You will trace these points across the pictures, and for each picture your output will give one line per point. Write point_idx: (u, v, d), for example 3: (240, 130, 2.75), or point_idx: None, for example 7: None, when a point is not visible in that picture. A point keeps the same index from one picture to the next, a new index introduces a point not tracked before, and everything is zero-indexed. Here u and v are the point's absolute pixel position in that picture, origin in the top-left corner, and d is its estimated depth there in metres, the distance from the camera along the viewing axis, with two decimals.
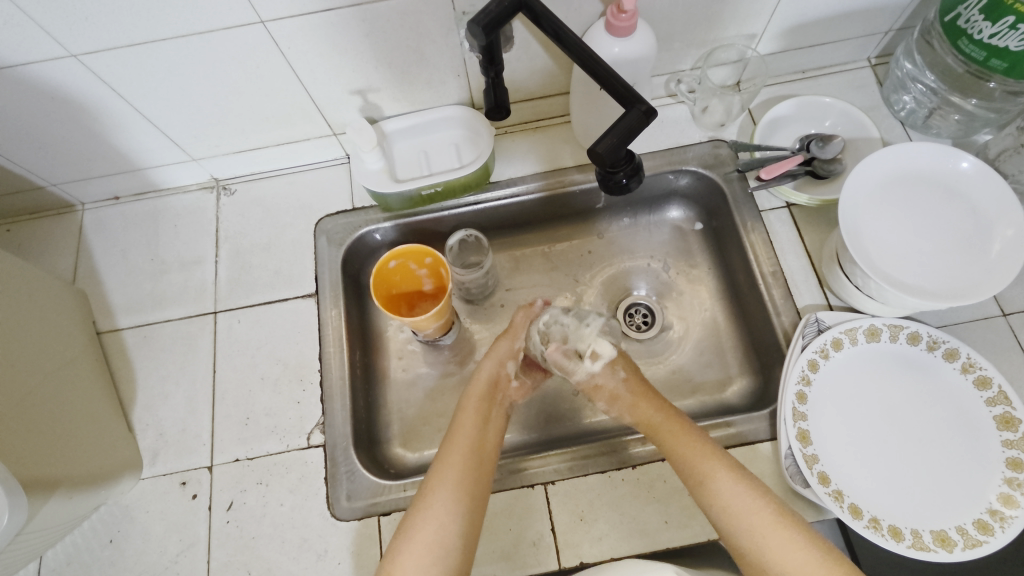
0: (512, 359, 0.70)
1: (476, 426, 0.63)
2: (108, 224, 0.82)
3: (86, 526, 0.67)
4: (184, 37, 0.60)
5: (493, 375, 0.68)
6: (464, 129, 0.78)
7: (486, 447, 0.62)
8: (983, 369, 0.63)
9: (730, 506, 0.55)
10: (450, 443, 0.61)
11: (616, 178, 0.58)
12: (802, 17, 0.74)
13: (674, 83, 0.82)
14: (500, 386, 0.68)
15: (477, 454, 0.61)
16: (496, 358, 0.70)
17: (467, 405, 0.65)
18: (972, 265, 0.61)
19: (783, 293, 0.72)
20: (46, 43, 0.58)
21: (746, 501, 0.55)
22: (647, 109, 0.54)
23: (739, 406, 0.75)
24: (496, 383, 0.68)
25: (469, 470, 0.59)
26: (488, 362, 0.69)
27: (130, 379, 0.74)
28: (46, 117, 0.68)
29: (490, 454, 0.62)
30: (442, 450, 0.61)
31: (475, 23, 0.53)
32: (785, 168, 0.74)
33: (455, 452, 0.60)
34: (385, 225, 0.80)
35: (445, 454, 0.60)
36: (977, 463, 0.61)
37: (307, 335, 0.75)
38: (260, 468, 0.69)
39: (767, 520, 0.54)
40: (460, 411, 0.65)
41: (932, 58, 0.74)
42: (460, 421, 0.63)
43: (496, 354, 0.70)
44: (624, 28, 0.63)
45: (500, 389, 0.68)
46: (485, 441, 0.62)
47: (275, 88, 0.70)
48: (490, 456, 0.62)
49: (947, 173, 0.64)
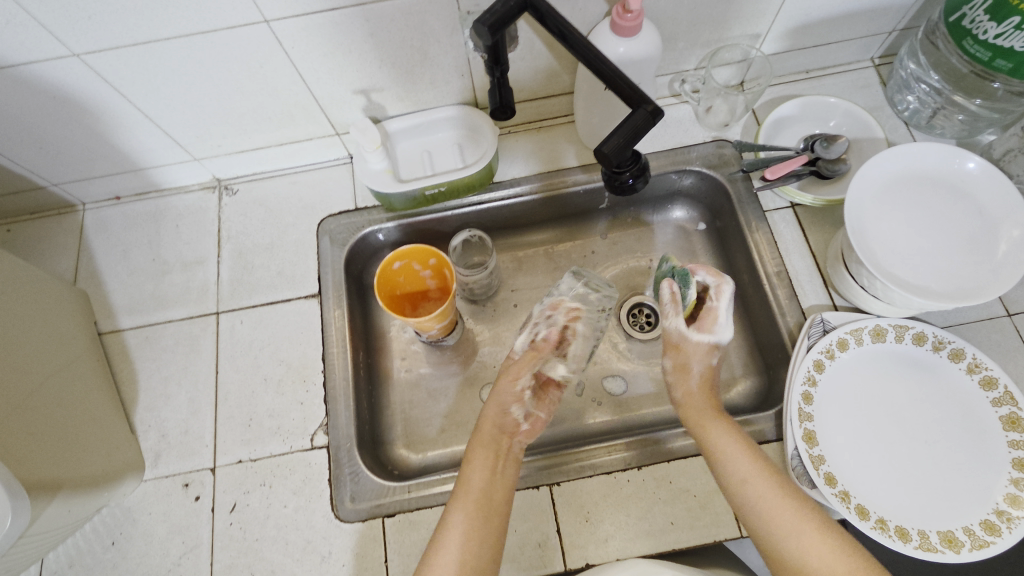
0: (518, 403, 0.65)
1: (485, 477, 0.59)
2: (109, 225, 0.82)
3: (88, 529, 0.67)
4: (186, 37, 0.60)
5: (497, 424, 0.64)
6: (468, 129, 0.78)
7: (496, 497, 0.59)
8: (989, 370, 0.63)
9: (772, 519, 0.53)
10: (459, 494, 0.58)
11: (622, 179, 0.58)
12: (806, 18, 0.74)
13: (678, 82, 0.82)
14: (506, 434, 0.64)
15: (485, 505, 0.58)
16: (501, 403, 0.65)
17: (476, 452, 0.62)
18: (978, 265, 0.61)
19: (788, 293, 0.72)
20: (48, 42, 0.58)
21: (789, 515, 0.53)
22: (653, 109, 0.53)
23: (743, 407, 0.75)
24: (501, 432, 0.64)
25: (480, 519, 0.56)
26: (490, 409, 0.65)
27: (132, 380, 0.74)
28: (47, 117, 0.67)
29: (501, 507, 0.58)
30: (453, 499, 0.58)
31: (481, 22, 0.52)
32: (789, 167, 0.74)
33: (466, 500, 0.57)
34: (388, 225, 0.80)
35: (458, 500, 0.58)
36: (984, 463, 0.61)
37: (310, 335, 0.75)
38: (262, 470, 0.68)
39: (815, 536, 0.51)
40: (466, 461, 0.61)
41: (936, 59, 0.74)
42: (468, 469, 0.60)
43: (500, 401, 0.65)
44: (630, 27, 0.63)
45: (506, 437, 0.64)
46: (494, 491, 0.59)
47: (278, 87, 0.70)
48: (501, 506, 0.59)
49: (953, 174, 0.64)
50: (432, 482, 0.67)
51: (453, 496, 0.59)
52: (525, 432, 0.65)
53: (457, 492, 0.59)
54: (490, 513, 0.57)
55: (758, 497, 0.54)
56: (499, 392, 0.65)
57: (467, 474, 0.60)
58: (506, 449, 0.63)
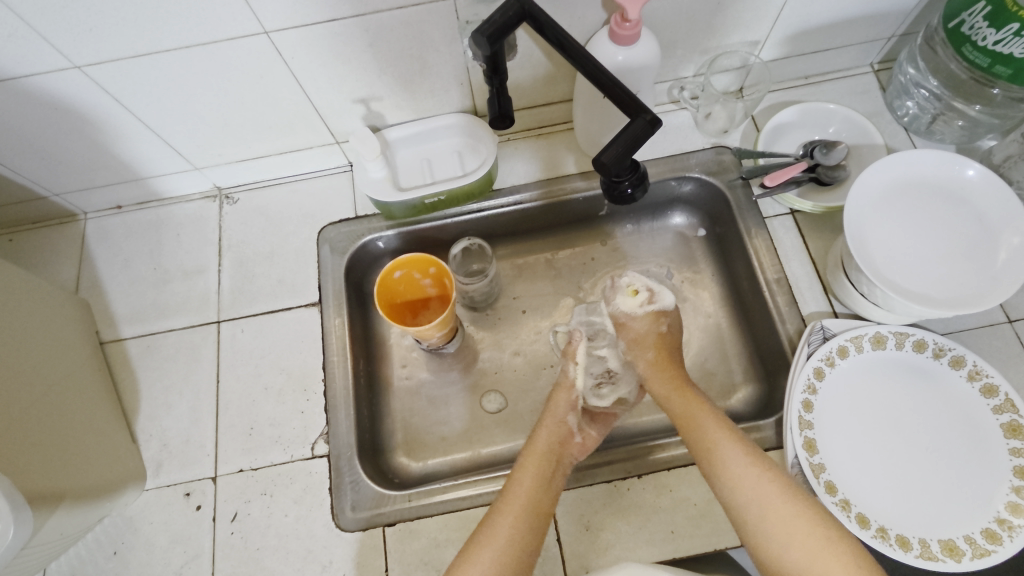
0: (574, 412, 0.68)
1: (534, 484, 0.60)
2: (110, 234, 0.82)
3: (90, 539, 0.67)
4: (185, 48, 0.60)
5: (557, 437, 0.65)
6: (468, 137, 0.78)
7: (542, 505, 0.60)
8: (989, 377, 0.63)
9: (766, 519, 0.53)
10: (502, 500, 0.60)
11: (621, 188, 0.58)
12: (805, 24, 0.74)
13: (677, 89, 0.82)
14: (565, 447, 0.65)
15: (534, 511, 0.59)
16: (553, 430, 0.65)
17: (524, 461, 0.63)
18: (978, 272, 0.61)
19: (787, 300, 0.72)
20: (49, 55, 0.58)
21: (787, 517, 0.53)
22: (652, 118, 0.54)
23: (743, 414, 0.75)
24: (557, 443, 0.65)
25: (523, 529, 0.58)
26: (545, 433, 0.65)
27: (133, 389, 0.74)
28: (50, 128, 0.68)
29: (546, 513, 0.59)
30: (495, 511, 0.59)
31: (480, 32, 0.52)
32: (789, 175, 0.74)
33: (508, 510, 0.58)
34: (387, 233, 0.80)
35: (494, 516, 0.58)
36: (985, 471, 0.61)
37: (311, 343, 0.75)
38: (263, 479, 0.69)
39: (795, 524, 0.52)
40: (518, 467, 0.62)
41: (935, 64, 0.74)
42: (514, 477, 0.61)
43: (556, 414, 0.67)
44: (627, 36, 0.63)
45: (564, 448, 0.65)
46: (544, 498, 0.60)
47: (277, 96, 0.70)
48: (546, 517, 0.59)
49: (953, 180, 0.64)
50: (432, 491, 0.67)
51: (497, 502, 0.60)
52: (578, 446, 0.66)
53: (499, 502, 0.60)
54: (537, 526, 0.58)
55: (727, 475, 0.56)
56: (552, 418, 0.67)
57: (513, 481, 0.61)
58: (560, 458, 0.64)
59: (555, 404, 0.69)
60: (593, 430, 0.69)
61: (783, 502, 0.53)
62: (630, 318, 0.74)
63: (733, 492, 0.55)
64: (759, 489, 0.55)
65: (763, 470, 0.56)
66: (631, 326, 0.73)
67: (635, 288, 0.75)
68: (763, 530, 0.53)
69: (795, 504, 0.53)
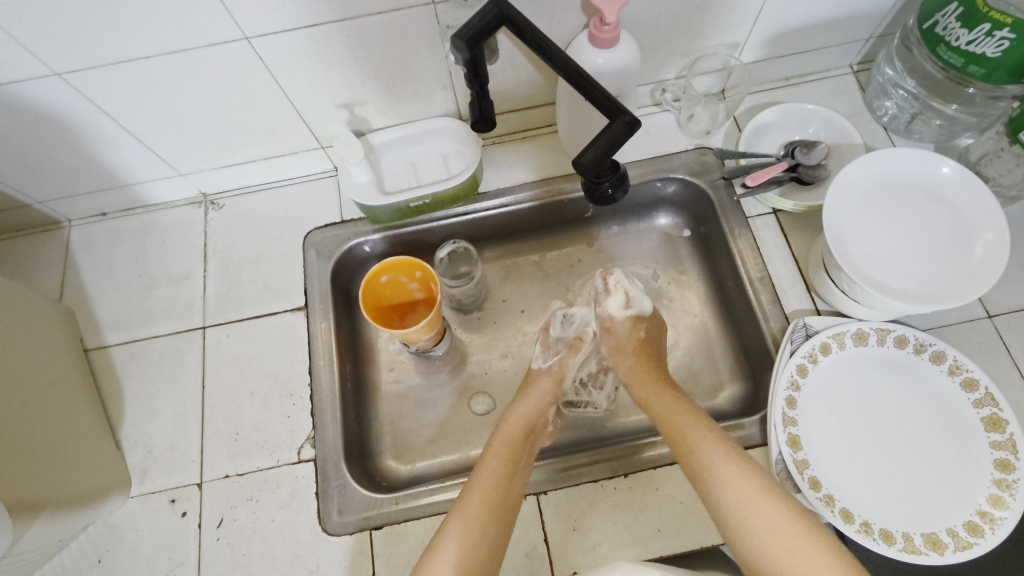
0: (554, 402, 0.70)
1: (500, 469, 0.61)
2: (95, 241, 0.82)
3: (74, 547, 0.66)
4: (166, 54, 0.61)
5: (528, 424, 0.67)
6: (452, 140, 0.79)
7: (511, 492, 0.61)
8: (970, 371, 0.64)
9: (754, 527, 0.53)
10: (473, 486, 0.60)
11: (602, 188, 0.58)
12: (783, 26, 0.75)
13: (659, 91, 0.83)
14: (534, 434, 0.67)
15: (499, 497, 0.60)
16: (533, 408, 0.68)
17: (493, 446, 0.64)
18: (956, 267, 0.62)
19: (771, 299, 0.73)
20: (29, 62, 0.58)
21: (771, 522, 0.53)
22: (631, 120, 0.54)
23: (730, 412, 0.75)
24: (525, 430, 0.66)
25: (492, 516, 0.58)
26: (520, 410, 0.68)
27: (118, 396, 0.74)
28: (32, 136, 0.67)
29: (512, 503, 0.61)
30: (463, 495, 0.60)
31: (458, 37, 0.53)
32: (770, 175, 0.74)
33: (477, 493, 0.60)
34: (374, 236, 0.80)
35: (464, 499, 0.60)
36: (966, 464, 0.61)
37: (297, 348, 0.75)
38: (249, 484, 0.68)
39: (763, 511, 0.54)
40: (485, 454, 0.63)
41: (912, 64, 0.75)
42: (483, 461, 0.62)
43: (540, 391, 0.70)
44: (607, 39, 0.64)
45: (532, 436, 0.67)
46: (504, 486, 0.61)
47: (260, 102, 0.70)
48: (513, 504, 0.61)
49: (929, 178, 0.65)
50: (420, 494, 0.67)
51: (466, 488, 0.61)
52: (546, 433, 0.70)
53: (464, 492, 0.60)
54: (505, 511, 0.60)
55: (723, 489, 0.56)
56: (534, 393, 0.70)
57: (480, 466, 0.62)
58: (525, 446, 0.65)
59: (534, 389, 0.70)
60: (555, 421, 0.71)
61: (752, 497, 0.55)
62: (613, 323, 0.74)
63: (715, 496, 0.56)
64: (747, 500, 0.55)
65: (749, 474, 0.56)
66: (613, 332, 0.74)
67: (618, 289, 0.75)
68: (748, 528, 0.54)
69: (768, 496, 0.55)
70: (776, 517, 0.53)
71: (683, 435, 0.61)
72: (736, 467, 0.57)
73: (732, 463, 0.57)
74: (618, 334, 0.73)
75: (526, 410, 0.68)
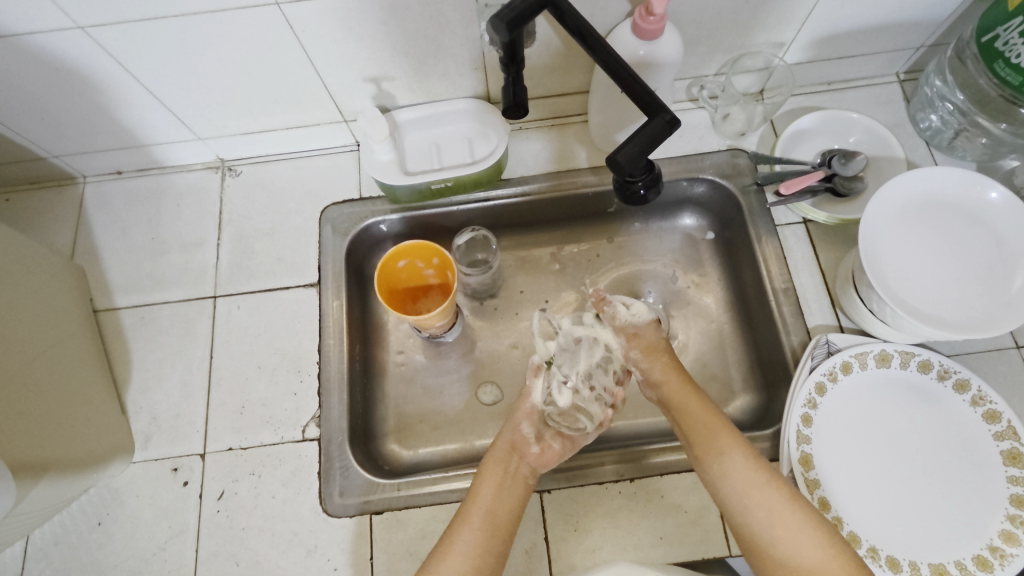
0: (530, 420, 0.67)
1: (494, 493, 0.60)
2: (110, 200, 0.80)
3: (75, 507, 0.66)
4: (193, 14, 0.58)
5: (508, 442, 0.65)
6: (479, 124, 0.76)
7: (501, 518, 0.59)
8: (993, 403, 0.62)
9: (772, 517, 0.55)
10: (467, 509, 0.60)
11: (634, 188, 0.56)
12: (833, 28, 0.72)
13: (696, 88, 0.80)
14: (518, 453, 0.64)
15: (492, 523, 0.59)
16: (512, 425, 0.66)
17: (485, 467, 0.63)
18: (991, 297, 0.60)
19: (793, 310, 0.71)
20: (52, 14, 0.56)
21: (789, 521, 0.54)
22: (671, 118, 0.52)
23: (740, 423, 0.74)
24: (509, 450, 0.64)
25: (485, 538, 0.58)
26: (504, 433, 0.66)
27: (125, 359, 0.73)
28: (51, 88, 0.66)
29: (507, 527, 0.59)
30: (460, 515, 0.60)
31: (498, 19, 0.51)
32: (805, 184, 0.72)
33: (475, 511, 0.59)
34: (391, 217, 0.78)
35: (462, 517, 0.60)
36: (980, 497, 0.60)
37: (307, 325, 0.74)
38: (252, 458, 0.68)
39: (781, 510, 0.55)
40: (478, 475, 0.62)
41: (964, 78, 0.72)
42: (478, 483, 0.62)
43: (513, 420, 0.67)
44: (652, 31, 0.61)
45: (518, 455, 0.64)
46: (501, 508, 0.60)
47: (286, 70, 0.68)
48: (507, 524, 0.59)
49: (973, 201, 0.62)
50: (422, 482, 0.66)
51: (461, 508, 0.61)
52: (535, 456, 0.64)
53: (463, 509, 0.60)
54: (498, 534, 0.59)
55: (738, 487, 0.57)
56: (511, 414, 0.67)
57: (477, 489, 0.61)
58: (514, 469, 0.63)
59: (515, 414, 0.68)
60: (554, 443, 0.65)
61: (768, 496, 0.56)
62: (638, 327, 0.72)
63: (727, 487, 0.58)
64: (766, 499, 0.56)
65: (764, 477, 0.57)
66: (640, 335, 0.71)
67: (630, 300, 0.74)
68: (767, 520, 0.55)
69: (777, 490, 0.56)
70: (795, 518, 0.54)
71: (697, 423, 0.62)
72: (745, 463, 0.58)
73: (746, 466, 0.58)
74: (646, 336, 0.71)
75: (505, 430, 0.66)
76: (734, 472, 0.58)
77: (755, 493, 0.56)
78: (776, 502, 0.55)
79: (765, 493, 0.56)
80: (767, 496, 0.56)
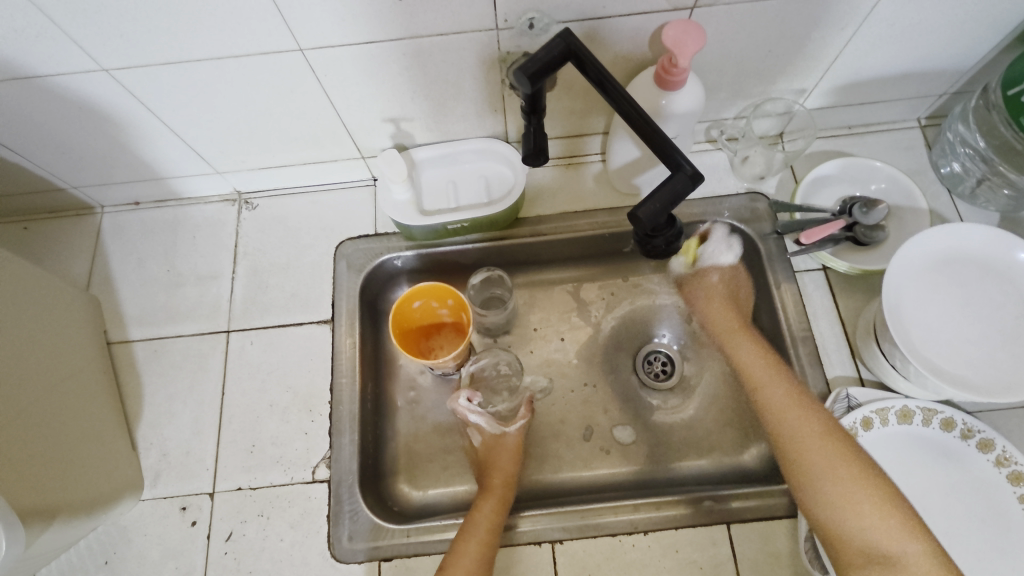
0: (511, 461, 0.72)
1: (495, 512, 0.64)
2: (127, 230, 0.81)
3: (82, 545, 0.66)
4: (216, 58, 0.59)
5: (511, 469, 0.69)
6: (496, 163, 0.76)
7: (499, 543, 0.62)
8: (1018, 465, 0.61)
9: (832, 474, 0.58)
10: (471, 529, 0.62)
11: (654, 243, 0.56)
12: (855, 76, 0.71)
13: (715, 130, 0.79)
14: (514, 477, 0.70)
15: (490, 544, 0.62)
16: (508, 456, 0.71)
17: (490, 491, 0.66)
18: (1017, 358, 0.59)
19: (812, 360, 0.70)
20: (79, 58, 0.57)
21: (844, 471, 0.58)
22: (693, 174, 0.52)
23: (756, 472, 0.73)
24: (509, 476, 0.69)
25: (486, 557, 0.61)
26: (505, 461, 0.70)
27: (137, 393, 0.73)
28: (74, 125, 0.66)
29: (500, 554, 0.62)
30: (462, 532, 0.62)
31: (521, 72, 0.50)
32: (826, 233, 0.70)
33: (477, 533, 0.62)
34: (406, 253, 0.78)
35: (465, 533, 0.62)
36: (1004, 563, 0.59)
37: (320, 363, 0.74)
38: (261, 499, 0.67)
39: (843, 465, 0.58)
40: (481, 498, 0.65)
41: (988, 126, 0.71)
42: (482, 505, 0.64)
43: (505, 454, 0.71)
44: (675, 82, 0.60)
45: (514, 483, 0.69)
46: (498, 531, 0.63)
47: (305, 109, 0.68)
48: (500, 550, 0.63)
49: (998, 258, 0.62)
50: (432, 528, 0.65)
51: (461, 530, 0.63)
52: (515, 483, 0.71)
53: (465, 527, 0.63)
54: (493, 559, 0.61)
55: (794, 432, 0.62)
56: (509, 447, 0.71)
57: (477, 510, 0.64)
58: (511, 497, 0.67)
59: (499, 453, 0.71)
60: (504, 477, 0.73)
61: (828, 452, 0.59)
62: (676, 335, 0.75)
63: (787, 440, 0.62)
64: (827, 454, 0.59)
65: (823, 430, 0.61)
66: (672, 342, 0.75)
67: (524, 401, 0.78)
68: (824, 477, 0.58)
69: (847, 462, 0.58)
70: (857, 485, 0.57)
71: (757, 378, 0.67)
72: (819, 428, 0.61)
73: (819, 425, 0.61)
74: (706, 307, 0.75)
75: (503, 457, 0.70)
76: (791, 429, 0.62)
77: (814, 450, 0.60)
78: (833, 453, 0.59)
79: (813, 432, 0.61)
80: (820, 438, 0.60)
